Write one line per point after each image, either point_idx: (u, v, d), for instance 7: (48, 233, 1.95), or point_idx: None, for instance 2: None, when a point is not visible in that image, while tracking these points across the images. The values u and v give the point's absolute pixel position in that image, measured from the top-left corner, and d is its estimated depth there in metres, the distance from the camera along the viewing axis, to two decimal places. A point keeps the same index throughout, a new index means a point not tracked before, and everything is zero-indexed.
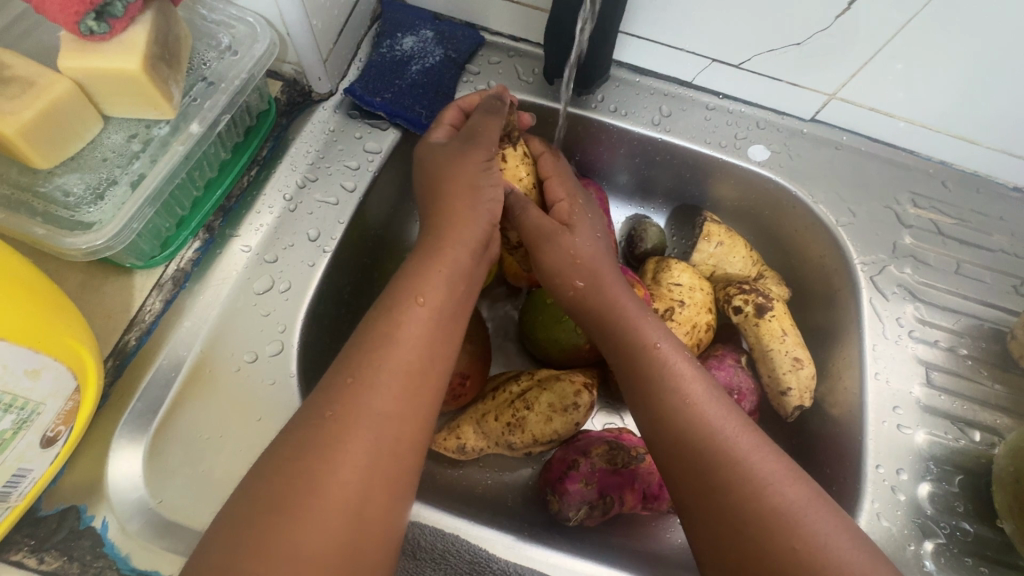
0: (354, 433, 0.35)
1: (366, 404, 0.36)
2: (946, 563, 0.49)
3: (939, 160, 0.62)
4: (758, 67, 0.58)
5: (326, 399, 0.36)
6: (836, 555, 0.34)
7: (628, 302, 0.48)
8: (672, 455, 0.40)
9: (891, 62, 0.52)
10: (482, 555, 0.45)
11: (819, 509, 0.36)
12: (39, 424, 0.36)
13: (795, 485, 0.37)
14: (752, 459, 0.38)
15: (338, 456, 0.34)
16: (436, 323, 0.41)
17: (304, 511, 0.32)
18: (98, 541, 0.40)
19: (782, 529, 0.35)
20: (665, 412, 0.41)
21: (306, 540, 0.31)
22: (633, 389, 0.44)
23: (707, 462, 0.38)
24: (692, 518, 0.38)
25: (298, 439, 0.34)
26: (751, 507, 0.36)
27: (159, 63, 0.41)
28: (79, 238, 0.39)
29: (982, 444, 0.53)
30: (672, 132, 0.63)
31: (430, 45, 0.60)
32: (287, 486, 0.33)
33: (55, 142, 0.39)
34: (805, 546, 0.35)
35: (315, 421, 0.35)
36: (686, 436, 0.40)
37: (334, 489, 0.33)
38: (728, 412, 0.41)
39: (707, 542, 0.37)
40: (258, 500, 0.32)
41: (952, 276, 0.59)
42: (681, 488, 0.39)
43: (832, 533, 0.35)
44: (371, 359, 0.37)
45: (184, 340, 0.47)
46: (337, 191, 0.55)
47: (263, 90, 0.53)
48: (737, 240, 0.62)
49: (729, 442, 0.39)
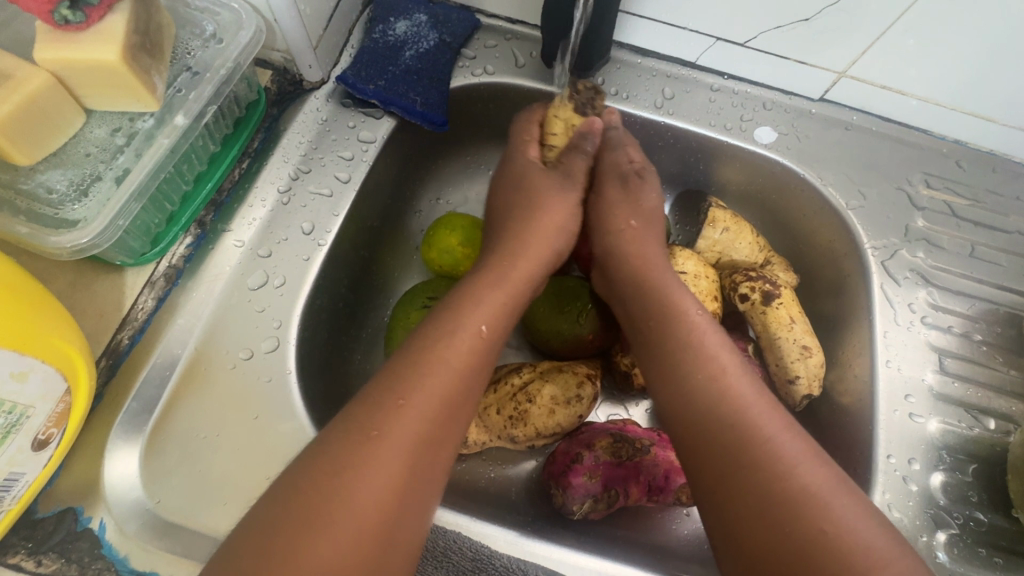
0: (395, 453, 0.34)
1: (410, 427, 0.35)
2: (959, 553, 0.48)
3: (953, 139, 0.60)
4: (764, 45, 0.55)
5: (371, 417, 0.35)
6: (863, 539, 0.33)
7: (655, 280, 0.47)
8: (695, 430, 0.39)
9: (905, 37, 0.50)
10: (484, 552, 0.44)
11: (845, 493, 0.35)
12: (29, 427, 0.36)
13: (822, 467, 0.36)
14: (780, 438, 0.37)
15: (374, 475, 0.33)
16: (482, 349, 0.40)
17: (335, 528, 0.31)
18: (96, 542, 0.40)
19: (810, 509, 0.34)
20: (691, 385, 0.40)
21: (333, 560, 0.30)
22: (656, 363, 0.43)
23: (734, 437, 0.37)
24: (712, 496, 0.37)
25: (337, 454, 0.33)
26: (779, 487, 0.35)
27: (140, 52, 0.39)
28: (63, 236, 0.38)
29: (997, 432, 0.51)
30: (676, 114, 0.60)
31: (424, 29, 0.58)
32: (322, 505, 0.32)
33: (36, 138, 0.38)
34: (833, 529, 0.33)
35: (357, 438, 0.34)
36: (715, 411, 0.39)
37: (368, 511, 0.32)
38: (756, 389, 0.40)
39: (728, 525, 0.36)
40: (288, 516, 0.31)
41: (966, 259, 0.57)
42: (703, 466, 0.38)
43: (860, 516, 0.34)
44: (421, 381, 0.36)
45: (178, 337, 0.46)
46: (331, 182, 0.53)
47: (251, 79, 0.51)
48: (743, 225, 0.60)
49: (758, 418, 0.38)
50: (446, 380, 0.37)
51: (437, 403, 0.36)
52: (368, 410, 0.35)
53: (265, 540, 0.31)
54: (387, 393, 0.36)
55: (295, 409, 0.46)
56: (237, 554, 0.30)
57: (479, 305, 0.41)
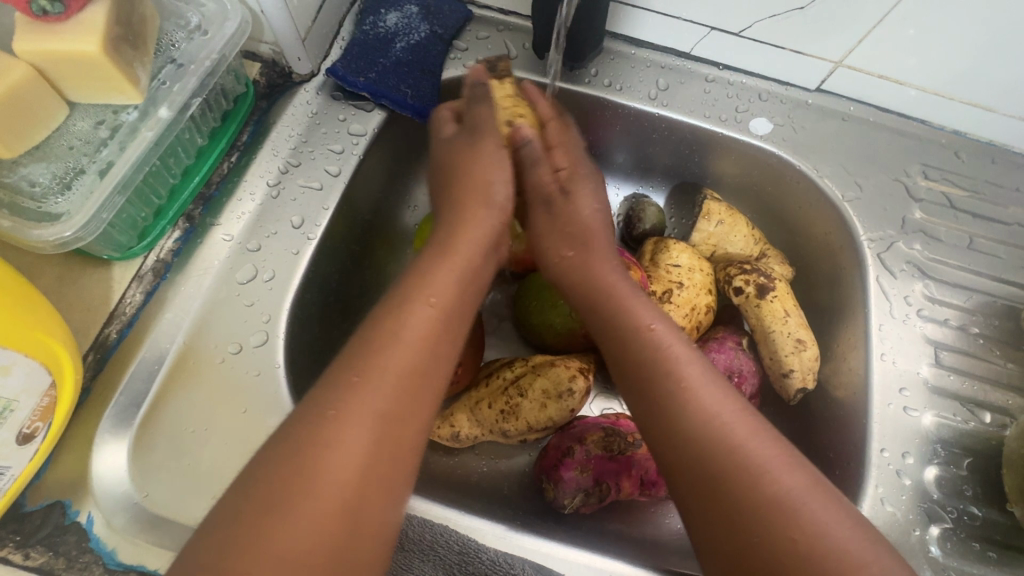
0: (353, 431, 0.33)
1: (366, 404, 0.34)
2: (952, 548, 0.47)
3: (952, 129, 0.59)
4: (759, 34, 0.54)
5: (325, 397, 0.34)
6: (838, 545, 0.33)
7: (619, 278, 0.45)
8: (663, 442, 0.38)
9: (901, 25, 0.49)
10: (472, 546, 0.44)
11: (820, 497, 0.34)
12: (13, 421, 0.35)
13: (794, 471, 0.35)
14: (750, 445, 0.36)
15: (333, 455, 0.32)
16: (438, 319, 0.39)
17: (296, 509, 0.31)
18: (83, 536, 0.40)
19: (779, 518, 0.33)
20: (657, 395, 0.39)
21: (296, 540, 0.30)
22: (622, 371, 0.42)
23: (701, 448, 0.36)
24: (684, 509, 0.37)
25: (293, 439, 0.33)
26: (749, 498, 0.34)
27: (121, 43, 0.39)
28: (46, 229, 0.38)
29: (993, 425, 0.51)
30: (670, 106, 0.60)
31: (415, 21, 0.58)
32: (281, 486, 0.31)
33: (18, 130, 0.38)
34: (804, 536, 0.33)
35: (313, 420, 0.34)
36: (682, 423, 0.37)
37: (329, 489, 0.32)
38: (723, 394, 0.38)
39: (703, 535, 0.35)
40: (248, 498, 0.31)
41: (964, 251, 0.56)
42: (673, 477, 0.37)
43: (833, 520, 0.34)
44: (376, 359, 0.36)
45: (166, 332, 0.46)
46: (320, 176, 0.53)
47: (238, 71, 0.51)
48: (738, 218, 0.59)
49: (724, 426, 0.36)
50: (401, 355, 0.36)
51: (396, 377, 0.36)
52: (326, 389, 0.35)
53: (229, 523, 0.31)
54: (345, 370, 0.36)
55: (283, 403, 0.46)
56: (201, 541, 0.30)
57: (435, 279, 0.41)
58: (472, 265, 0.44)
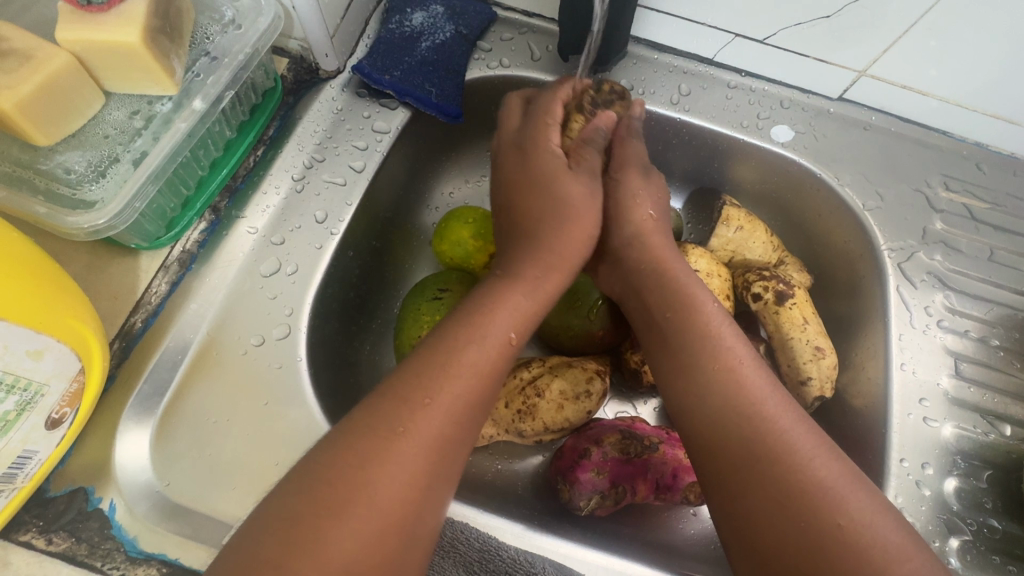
0: (417, 446, 0.34)
1: (432, 420, 0.35)
2: (972, 561, 0.47)
3: (974, 141, 0.59)
4: (783, 42, 0.55)
5: (393, 411, 0.34)
6: (881, 534, 0.33)
7: (665, 273, 0.45)
8: (707, 429, 0.38)
9: (926, 38, 0.49)
10: (491, 543, 0.44)
11: (861, 487, 0.35)
12: (43, 406, 0.36)
13: (837, 461, 0.36)
14: (795, 432, 0.36)
15: (396, 465, 0.33)
16: (509, 355, 0.40)
17: (356, 520, 0.31)
18: (105, 522, 0.40)
19: (828, 502, 0.34)
20: (704, 380, 0.39)
21: (349, 548, 0.30)
22: (667, 359, 0.42)
23: (747, 435, 0.36)
24: (725, 490, 0.36)
25: (357, 444, 0.33)
26: (797, 480, 0.34)
27: (160, 36, 0.40)
28: (80, 217, 0.38)
29: (1012, 438, 0.51)
30: (692, 112, 0.60)
31: (440, 21, 0.58)
32: (343, 495, 0.31)
33: (55, 118, 0.39)
34: (850, 522, 0.33)
35: (383, 433, 0.34)
36: (730, 404, 0.38)
37: (391, 502, 0.32)
38: (768, 383, 0.39)
39: (743, 519, 0.35)
40: (308, 504, 0.31)
41: (984, 263, 0.56)
42: (718, 466, 0.37)
43: (876, 510, 0.34)
44: (441, 374, 0.36)
45: (190, 322, 0.46)
46: (345, 172, 0.53)
47: (268, 66, 0.51)
48: (757, 224, 0.59)
49: (772, 416, 0.37)
50: (470, 382, 0.37)
51: (441, 388, 0.36)
52: (394, 403, 0.35)
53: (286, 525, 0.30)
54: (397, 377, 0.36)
55: (304, 397, 0.46)
56: (261, 536, 0.30)
57: (497, 299, 0.41)
58: (509, 276, 0.43)
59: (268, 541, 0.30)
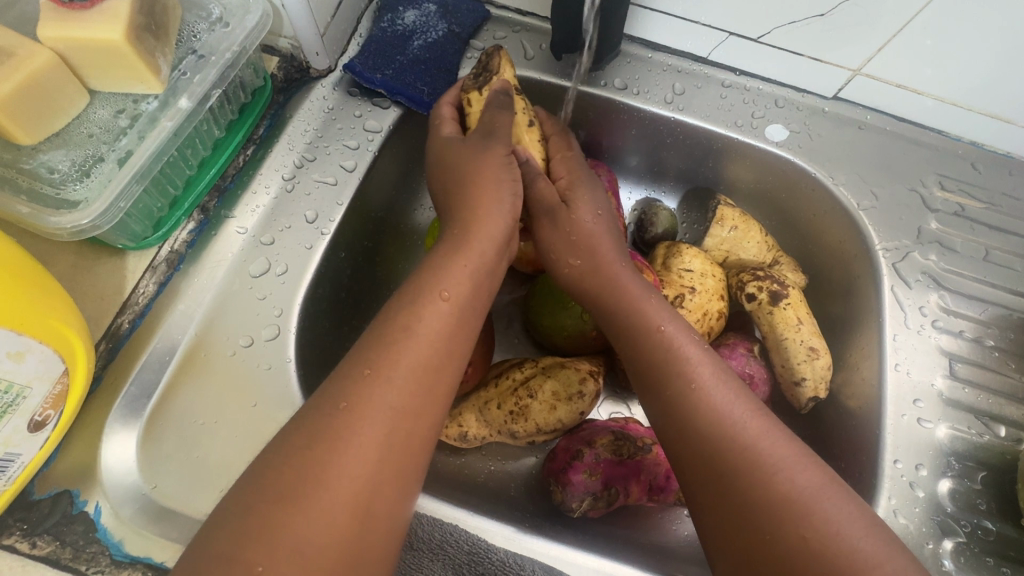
0: (367, 423, 0.33)
1: (381, 397, 0.34)
2: (966, 563, 0.47)
3: (969, 140, 0.58)
4: (777, 41, 0.54)
5: (341, 388, 0.34)
6: (850, 543, 0.32)
7: (629, 284, 0.44)
8: (673, 448, 0.38)
9: (920, 36, 0.49)
10: (480, 546, 0.43)
11: (832, 494, 0.34)
12: (25, 407, 0.35)
13: (807, 470, 0.35)
14: (760, 445, 0.36)
15: (348, 446, 0.32)
16: (461, 326, 0.39)
17: (308, 505, 0.30)
18: (91, 526, 0.40)
19: (792, 515, 0.33)
20: (667, 399, 0.39)
21: (306, 536, 0.29)
22: (636, 376, 0.42)
23: (710, 453, 0.36)
24: (696, 507, 0.37)
25: (306, 429, 0.33)
26: (760, 495, 0.34)
27: (145, 33, 0.39)
28: (64, 217, 0.38)
29: (1008, 439, 0.50)
30: (686, 110, 0.59)
31: (433, 19, 0.58)
32: (295, 478, 0.31)
33: (38, 117, 0.38)
34: (816, 534, 0.32)
35: (328, 411, 0.33)
36: (691, 422, 0.37)
37: (342, 481, 0.31)
38: (733, 395, 0.38)
39: (713, 534, 0.35)
40: (258, 486, 0.31)
41: (979, 263, 0.56)
42: (688, 484, 0.37)
43: (845, 518, 0.33)
44: (427, 374, 0.36)
45: (178, 323, 0.46)
46: (336, 171, 0.53)
47: (257, 64, 0.51)
48: (751, 223, 0.59)
49: (734, 431, 0.36)
50: (420, 352, 0.36)
51: (429, 390, 0.36)
52: (342, 381, 0.35)
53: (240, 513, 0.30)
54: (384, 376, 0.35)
55: (293, 398, 0.46)
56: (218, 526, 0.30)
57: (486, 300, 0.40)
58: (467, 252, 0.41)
59: (223, 530, 0.29)
